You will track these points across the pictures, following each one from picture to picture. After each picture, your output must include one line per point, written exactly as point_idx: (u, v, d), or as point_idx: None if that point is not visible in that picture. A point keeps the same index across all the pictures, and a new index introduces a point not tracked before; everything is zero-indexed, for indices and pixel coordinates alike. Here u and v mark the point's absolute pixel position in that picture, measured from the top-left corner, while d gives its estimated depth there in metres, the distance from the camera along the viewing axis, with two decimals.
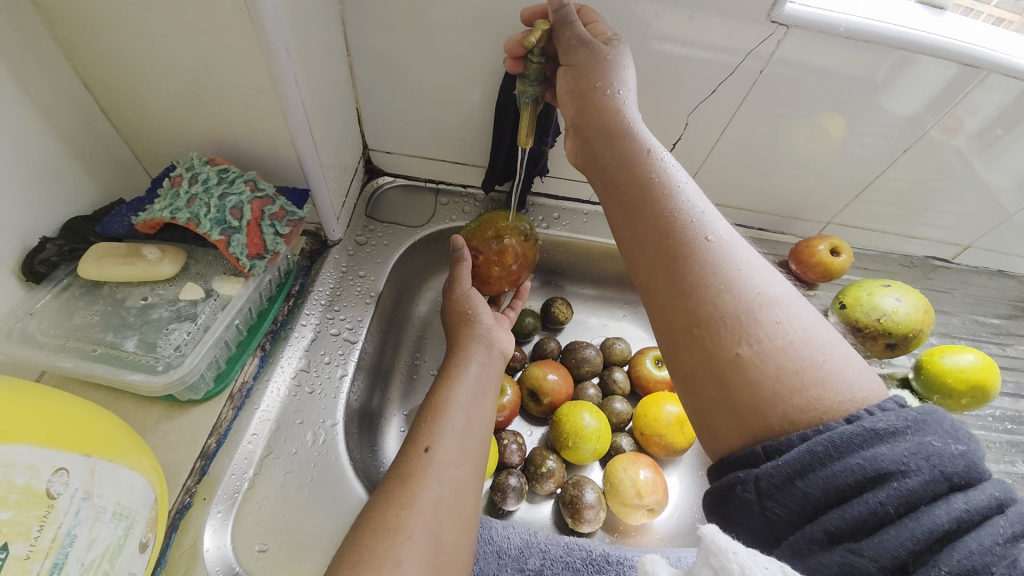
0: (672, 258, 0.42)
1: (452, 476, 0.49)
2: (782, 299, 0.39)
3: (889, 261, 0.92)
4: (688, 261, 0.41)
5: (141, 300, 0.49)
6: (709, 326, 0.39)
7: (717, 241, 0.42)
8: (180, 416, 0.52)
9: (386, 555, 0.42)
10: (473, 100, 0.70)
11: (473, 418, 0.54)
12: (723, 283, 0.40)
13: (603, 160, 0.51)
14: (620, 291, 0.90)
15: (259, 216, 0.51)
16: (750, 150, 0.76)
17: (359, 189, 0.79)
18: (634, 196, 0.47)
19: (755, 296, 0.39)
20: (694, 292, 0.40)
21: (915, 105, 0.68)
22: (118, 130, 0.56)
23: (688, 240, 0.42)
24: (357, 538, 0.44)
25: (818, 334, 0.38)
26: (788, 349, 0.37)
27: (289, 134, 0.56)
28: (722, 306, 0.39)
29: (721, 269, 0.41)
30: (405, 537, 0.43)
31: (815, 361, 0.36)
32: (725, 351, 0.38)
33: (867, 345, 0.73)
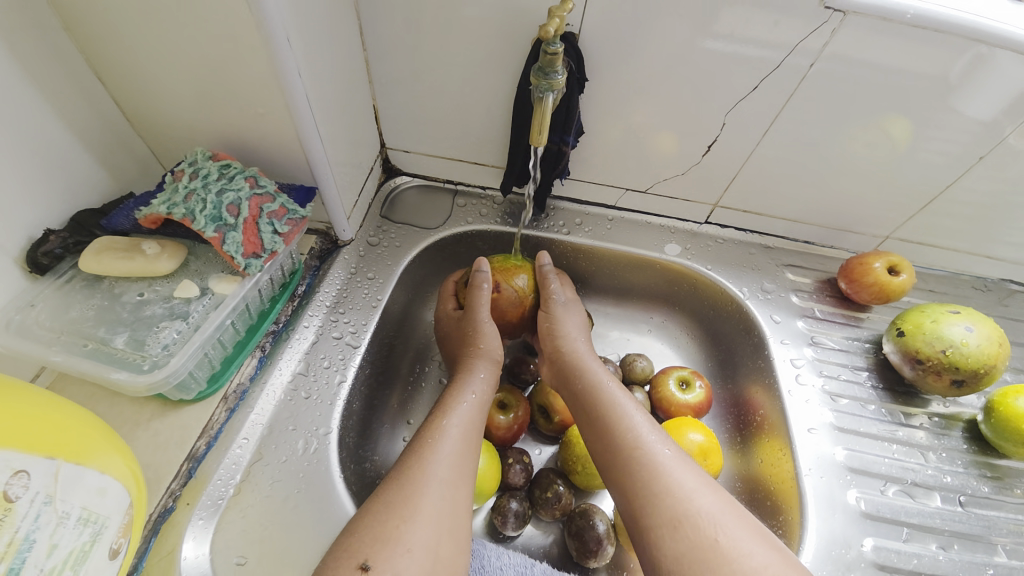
0: (647, 479, 0.50)
1: (448, 497, 0.48)
2: (729, 513, 0.47)
3: (960, 283, 0.81)
4: (660, 481, 0.49)
5: (137, 296, 0.48)
6: (689, 529, 0.46)
7: (674, 455, 0.52)
8: (172, 415, 0.51)
9: (383, 566, 0.43)
10: (490, 97, 0.66)
11: (467, 440, 0.54)
12: (692, 490, 0.49)
13: (576, 389, 0.61)
14: (646, 304, 0.84)
15: (257, 213, 0.50)
16: (795, 154, 0.68)
17: (375, 188, 0.77)
18: (614, 453, 0.53)
19: (714, 503, 0.48)
20: (669, 512, 0.48)
21: (994, 108, 0.59)
22: (133, 125, 0.56)
23: (660, 496, 0.48)
24: (352, 543, 0.44)
25: (756, 531, 0.47)
26: (742, 534, 0.46)
27: (294, 128, 0.54)
28: (701, 523, 0.46)
29: (684, 474, 0.50)
30: (402, 552, 0.44)
31: (762, 546, 0.45)
32: (701, 546, 0.45)
33: (928, 380, 0.64)
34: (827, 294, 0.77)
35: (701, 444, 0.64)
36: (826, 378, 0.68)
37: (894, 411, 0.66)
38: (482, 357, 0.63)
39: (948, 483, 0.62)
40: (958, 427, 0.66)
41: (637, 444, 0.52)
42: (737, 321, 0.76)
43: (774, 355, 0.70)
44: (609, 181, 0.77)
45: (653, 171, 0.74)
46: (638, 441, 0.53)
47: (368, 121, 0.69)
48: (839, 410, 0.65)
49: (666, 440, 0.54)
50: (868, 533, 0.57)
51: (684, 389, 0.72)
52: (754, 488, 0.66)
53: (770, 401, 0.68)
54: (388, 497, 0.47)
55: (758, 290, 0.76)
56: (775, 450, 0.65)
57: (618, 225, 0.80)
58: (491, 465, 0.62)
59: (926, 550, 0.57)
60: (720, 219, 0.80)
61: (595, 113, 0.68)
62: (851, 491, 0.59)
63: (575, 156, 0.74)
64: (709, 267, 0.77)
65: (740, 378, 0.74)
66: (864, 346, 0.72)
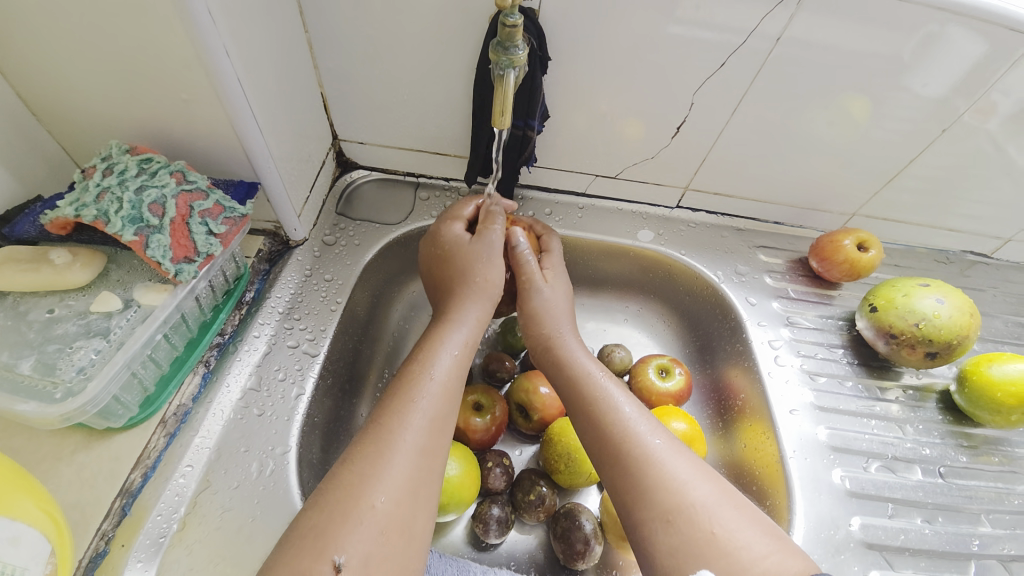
0: (638, 472, 0.47)
1: (423, 462, 0.44)
2: (727, 501, 0.45)
3: (915, 255, 0.82)
4: (653, 472, 0.47)
5: (46, 313, 0.42)
6: (683, 522, 0.43)
7: (666, 445, 0.49)
8: (100, 445, 0.45)
9: (340, 543, 0.38)
10: (449, 82, 0.62)
11: (450, 396, 0.49)
12: (685, 480, 0.46)
13: (563, 377, 0.57)
14: (621, 293, 0.82)
15: (187, 212, 0.44)
16: (765, 134, 0.66)
17: (329, 183, 0.71)
18: (606, 445, 0.50)
19: (708, 492, 0.45)
20: (663, 505, 0.45)
21: (948, 85, 0.59)
22: (38, 119, 0.49)
23: (654, 487, 0.46)
24: (311, 518, 0.40)
25: (756, 518, 0.44)
26: (739, 523, 0.43)
27: (228, 117, 0.48)
28: (697, 514, 0.43)
29: (677, 464, 0.47)
30: (364, 527, 0.39)
31: (761, 534, 0.43)
32: (700, 534, 0.42)
33: (903, 354, 0.65)
34: (799, 274, 0.76)
35: (685, 432, 0.62)
36: (803, 358, 0.67)
37: (871, 386, 0.67)
38: (478, 293, 0.57)
39: (928, 456, 0.62)
40: (931, 399, 0.67)
41: (628, 435, 0.50)
42: (714, 305, 0.74)
43: (751, 338, 0.69)
44: (578, 168, 0.74)
45: (623, 156, 0.71)
46: (630, 433, 0.50)
47: (316, 110, 0.63)
48: (818, 388, 0.65)
49: (659, 429, 0.51)
50: (856, 513, 0.56)
51: (664, 378, 0.71)
52: (739, 472, 0.65)
53: (750, 383, 0.67)
54: (353, 467, 0.42)
55: (733, 273, 0.75)
56: (757, 433, 0.64)
57: (589, 213, 0.78)
58: (468, 472, 0.59)
59: (912, 524, 0.57)
60: (691, 203, 0.78)
61: (561, 95, 0.64)
62: (835, 471, 0.59)
63: (542, 142, 0.70)
64: (683, 252, 0.76)
65: (718, 363, 0.73)
66: (838, 323, 0.72)
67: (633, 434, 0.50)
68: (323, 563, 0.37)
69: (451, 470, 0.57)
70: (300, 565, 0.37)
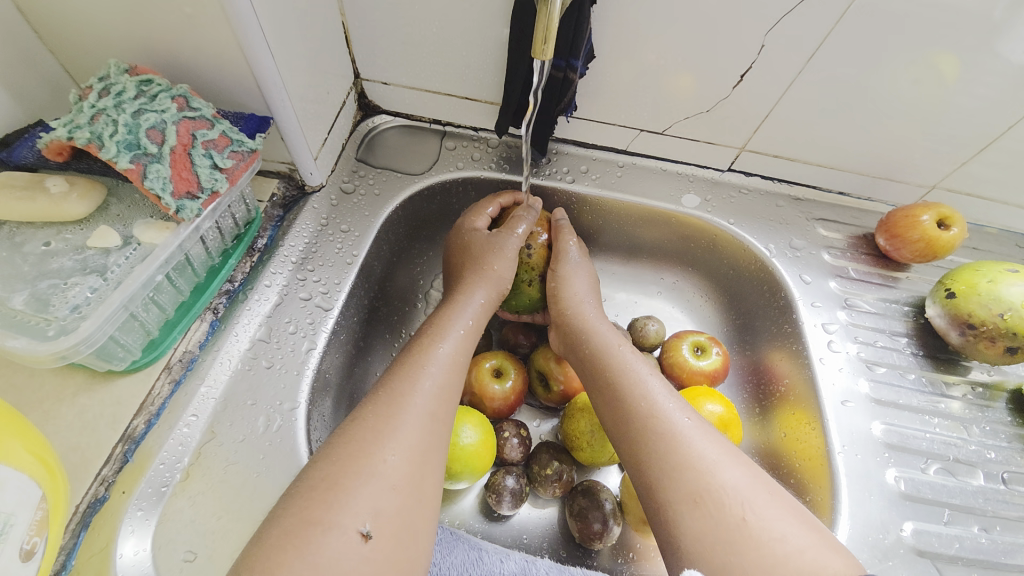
0: (662, 452, 0.43)
1: (433, 426, 0.43)
2: (758, 488, 0.40)
3: (982, 236, 0.71)
4: (677, 451, 0.42)
5: (41, 246, 0.39)
6: (711, 506, 0.39)
7: (694, 425, 0.44)
8: (102, 389, 0.44)
9: (350, 496, 0.36)
10: (480, 14, 0.54)
11: (458, 368, 0.48)
12: (713, 461, 0.41)
13: (586, 354, 0.54)
14: (657, 263, 0.76)
15: (188, 141, 0.40)
16: (846, 87, 0.56)
17: (350, 127, 0.65)
18: (629, 419, 0.46)
19: (739, 476, 0.40)
20: (688, 487, 0.40)
21: None
22: (39, 38, 0.45)
23: (683, 467, 0.41)
24: (319, 471, 0.38)
25: (789, 511, 0.39)
26: (772, 512, 0.38)
27: (233, 40, 0.42)
28: (725, 500, 0.39)
29: (705, 446, 0.42)
30: (377, 480, 0.37)
31: (800, 526, 0.38)
32: (731, 522, 0.38)
33: (977, 347, 0.57)
34: (862, 252, 0.68)
35: (720, 416, 0.57)
36: (860, 345, 0.61)
37: (935, 380, 0.60)
38: (487, 280, 0.56)
39: (994, 460, 0.56)
40: (1001, 398, 0.60)
41: (656, 412, 0.45)
42: (761, 282, 0.67)
43: (803, 321, 0.62)
44: (620, 121, 0.66)
45: (673, 110, 0.63)
46: (659, 409, 0.46)
47: (334, 42, 0.57)
48: (876, 379, 0.59)
49: (686, 408, 0.46)
50: (908, 517, 0.51)
51: (699, 356, 0.65)
52: (776, 462, 0.60)
53: (797, 368, 0.61)
54: (363, 423, 0.41)
55: (787, 247, 0.67)
56: (801, 423, 0.59)
57: (629, 173, 0.70)
58: (484, 441, 0.55)
59: (969, 533, 0.52)
60: (744, 166, 0.69)
61: (609, 32, 0.55)
62: (888, 470, 0.53)
63: (583, 89, 0.62)
64: (731, 221, 0.68)
65: (760, 344, 0.67)
66: (902, 309, 0.64)
67: (662, 410, 0.45)
68: (335, 515, 0.35)
69: (466, 438, 0.54)
70: (307, 515, 0.35)
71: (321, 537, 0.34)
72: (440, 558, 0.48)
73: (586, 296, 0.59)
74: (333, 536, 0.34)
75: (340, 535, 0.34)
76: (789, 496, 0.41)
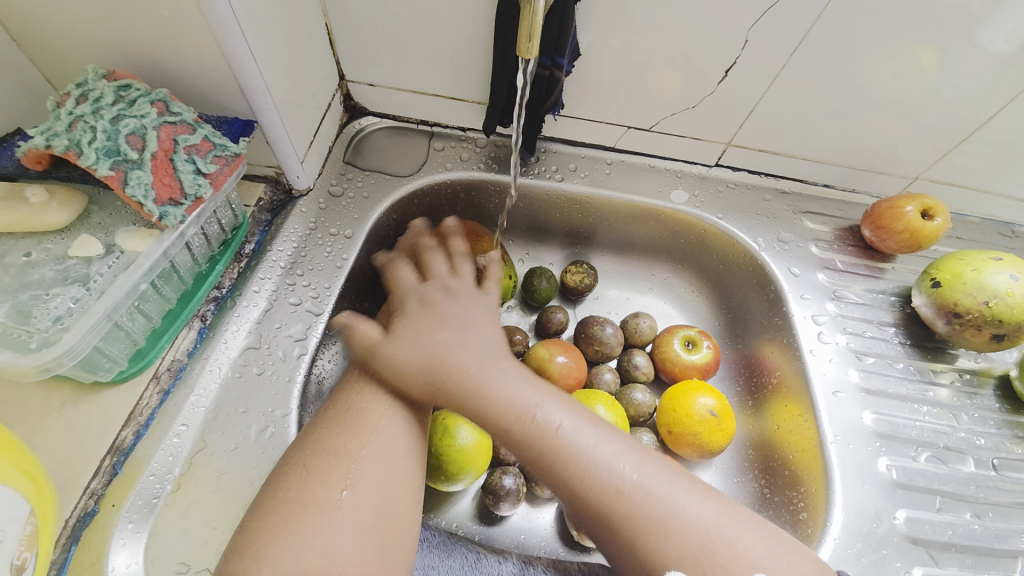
0: (605, 522, 0.38)
1: (399, 402, 0.44)
2: (727, 521, 0.37)
3: (964, 225, 0.72)
4: (624, 518, 0.37)
5: (23, 256, 0.39)
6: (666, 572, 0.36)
7: (637, 480, 0.38)
8: (88, 401, 0.43)
9: (325, 472, 0.39)
10: (466, 13, 0.54)
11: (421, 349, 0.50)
12: (665, 518, 0.37)
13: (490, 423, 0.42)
14: (647, 260, 0.76)
15: (170, 147, 0.39)
16: (830, 80, 0.57)
17: (336, 129, 0.65)
18: (577, 496, 0.39)
19: (703, 518, 0.37)
20: (638, 553, 0.37)
21: None
22: (18, 44, 0.44)
23: (643, 526, 0.37)
24: (295, 458, 0.40)
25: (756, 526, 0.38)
26: (737, 564, 0.35)
27: (216, 43, 0.42)
28: (681, 564, 0.35)
29: (654, 505, 0.37)
30: (348, 458, 0.40)
31: (767, 545, 0.36)
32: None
33: (965, 335, 0.58)
34: (849, 244, 0.69)
35: (713, 408, 0.57)
36: (849, 336, 0.61)
37: (923, 368, 0.61)
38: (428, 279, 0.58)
39: (982, 446, 0.57)
40: (988, 385, 0.61)
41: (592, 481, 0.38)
42: (751, 276, 0.68)
43: (793, 313, 0.62)
44: (608, 119, 0.66)
45: (660, 106, 0.63)
46: (603, 477, 0.38)
47: (320, 44, 0.56)
48: (865, 369, 0.59)
49: (625, 449, 0.40)
50: (901, 505, 0.52)
51: (691, 350, 0.65)
52: (770, 454, 0.61)
53: (788, 360, 0.61)
54: (329, 413, 0.43)
55: (775, 240, 0.67)
56: (793, 414, 0.59)
57: (617, 170, 0.70)
58: (480, 442, 0.55)
59: (960, 519, 0.52)
60: (732, 161, 0.70)
61: (596, 30, 0.55)
62: (881, 459, 0.54)
63: (571, 87, 0.62)
64: (720, 216, 0.68)
65: (752, 338, 0.68)
66: (889, 299, 0.65)
67: (606, 475, 0.38)
68: (314, 491, 0.38)
69: (463, 439, 0.53)
70: (287, 494, 0.38)
71: (304, 513, 0.36)
72: (439, 561, 0.48)
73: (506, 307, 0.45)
74: (315, 513, 0.37)
75: (322, 511, 0.37)
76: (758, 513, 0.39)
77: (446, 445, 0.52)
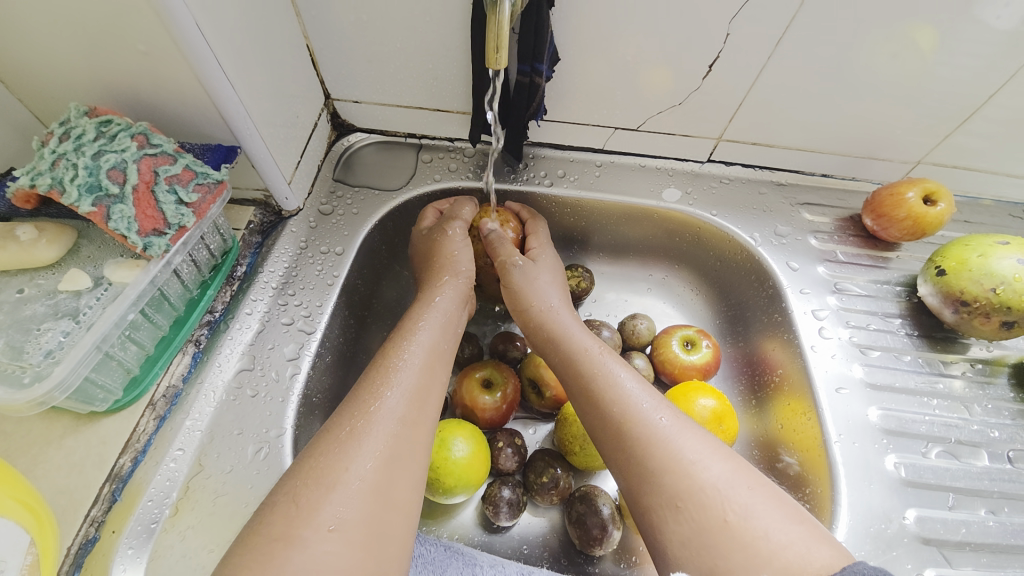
0: (641, 455, 0.42)
1: (403, 431, 0.42)
2: (738, 483, 0.39)
3: (973, 208, 0.70)
4: (656, 452, 0.41)
5: (15, 293, 0.40)
6: (693, 510, 0.38)
7: (673, 423, 0.43)
8: (88, 429, 0.44)
9: (316, 510, 0.36)
10: (442, 25, 0.54)
11: (431, 369, 0.47)
12: (693, 459, 0.40)
13: (557, 362, 0.53)
14: (643, 261, 0.75)
15: (151, 179, 0.40)
16: (816, 69, 0.56)
17: (324, 148, 0.66)
18: (608, 432, 0.45)
19: (723, 469, 0.40)
20: (669, 489, 0.40)
21: None
22: (7, 86, 0.45)
23: (670, 470, 0.40)
24: (283, 486, 0.38)
25: (762, 491, 0.39)
26: (756, 508, 0.37)
27: (194, 73, 0.43)
28: (707, 500, 0.38)
29: (685, 443, 0.42)
30: (339, 493, 0.37)
31: (785, 520, 0.37)
32: (714, 521, 0.37)
33: (974, 324, 0.56)
34: (850, 234, 0.67)
35: (713, 410, 0.56)
36: (853, 330, 0.60)
37: (932, 360, 0.59)
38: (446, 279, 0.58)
39: (996, 439, 0.54)
40: (1001, 374, 0.58)
41: (632, 414, 0.44)
42: (749, 272, 0.66)
43: (793, 308, 0.61)
44: (595, 121, 0.65)
45: (646, 105, 0.62)
46: (635, 414, 0.44)
47: (302, 65, 0.57)
48: (870, 364, 0.58)
49: (666, 405, 0.45)
50: (912, 504, 0.50)
51: (689, 350, 0.64)
52: (775, 454, 0.59)
53: (790, 357, 0.60)
54: (326, 435, 0.41)
55: (772, 234, 0.66)
56: (797, 413, 0.58)
57: (607, 172, 0.70)
58: (476, 453, 0.55)
59: (975, 516, 0.50)
60: (724, 155, 0.68)
61: (574, 34, 0.55)
62: (890, 457, 0.52)
63: (554, 91, 0.61)
64: (714, 213, 0.67)
65: (753, 335, 0.67)
66: (895, 290, 0.63)
67: (639, 415, 0.44)
68: (299, 528, 0.35)
69: (458, 451, 0.54)
70: (271, 530, 0.35)
71: (285, 552, 0.34)
72: None
73: (555, 297, 0.58)
74: (296, 550, 0.34)
75: (306, 550, 0.34)
76: (780, 490, 0.40)
77: (442, 458, 0.53)
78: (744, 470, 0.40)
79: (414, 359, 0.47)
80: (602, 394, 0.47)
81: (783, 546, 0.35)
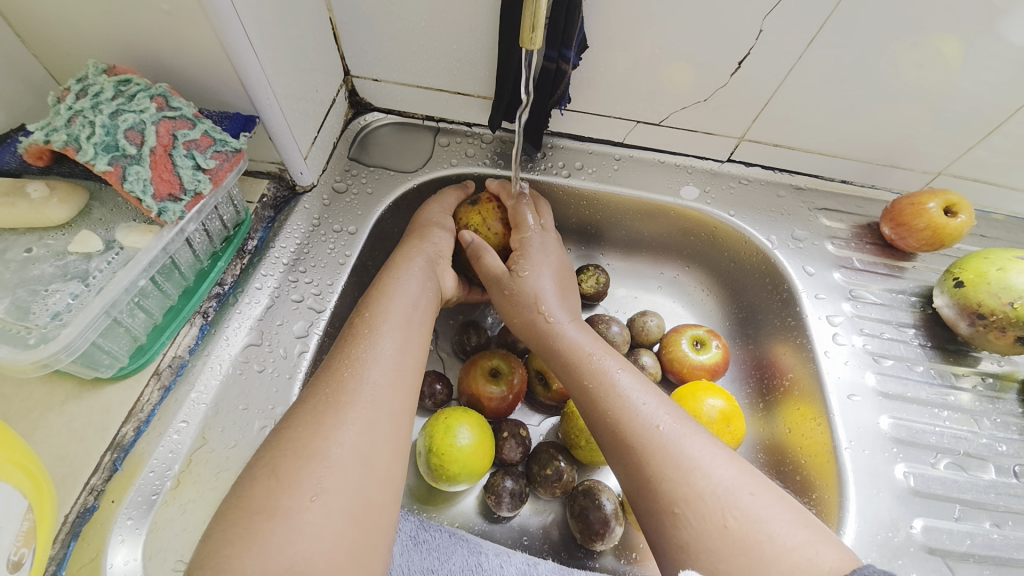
0: (639, 460, 0.42)
1: (385, 395, 0.41)
2: (737, 487, 0.38)
3: (989, 223, 0.69)
4: (655, 457, 0.41)
5: (24, 253, 0.39)
6: (692, 516, 0.38)
7: (673, 427, 0.42)
8: (90, 396, 0.43)
9: (297, 480, 0.35)
10: (468, 6, 0.53)
11: (412, 336, 0.46)
12: (693, 464, 0.40)
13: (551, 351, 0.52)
14: (655, 259, 0.74)
15: (169, 142, 0.39)
16: (844, 74, 0.55)
17: (341, 126, 0.64)
18: (605, 427, 0.45)
19: (726, 474, 0.39)
20: (668, 494, 0.39)
21: None
22: (22, 41, 0.44)
23: (670, 472, 0.40)
24: (265, 458, 0.37)
25: (767, 493, 0.38)
26: (760, 511, 0.37)
27: (217, 36, 0.41)
28: (707, 504, 0.38)
29: (686, 447, 0.41)
30: (320, 461, 0.36)
31: (791, 523, 0.36)
32: (713, 523, 0.37)
33: (988, 337, 0.56)
34: (866, 242, 0.66)
35: (722, 410, 0.56)
36: (866, 338, 0.59)
37: (944, 372, 0.58)
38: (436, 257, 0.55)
39: (1005, 453, 0.54)
40: (1012, 389, 0.58)
41: (628, 420, 0.44)
42: (763, 274, 0.66)
43: (806, 313, 0.60)
44: (616, 114, 0.64)
45: (671, 100, 0.61)
46: (629, 412, 0.44)
47: (323, 39, 0.55)
48: (882, 372, 0.57)
49: (666, 407, 0.45)
50: (918, 514, 0.50)
51: (699, 350, 0.64)
52: (780, 458, 0.59)
53: (801, 361, 0.60)
54: (309, 404, 0.39)
55: (789, 238, 0.65)
56: (806, 417, 0.57)
57: (626, 166, 0.69)
58: (482, 443, 0.54)
59: (979, 529, 0.50)
60: (744, 156, 0.68)
61: (605, 23, 0.53)
62: (898, 466, 0.52)
63: (577, 80, 0.60)
64: (731, 213, 0.66)
65: (763, 338, 0.66)
66: (909, 300, 0.62)
67: (629, 411, 0.44)
68: (283, 499, 0.34)
69: (463, 440, 0.53)
70: (270, 507, 0.34)
71: (268, 525, 0.33)
72: (439, 565, 0.47)
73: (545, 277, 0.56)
74: (280, 522, 0.33)
75: (288, 521, 0.33)
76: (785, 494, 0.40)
77: (446, 444, 0.53)
78: (740, 469, 0.40)
79: (391, 326, 0.46)
80: (600, 389, 0.47)
81: (786, 553, 0.35)
